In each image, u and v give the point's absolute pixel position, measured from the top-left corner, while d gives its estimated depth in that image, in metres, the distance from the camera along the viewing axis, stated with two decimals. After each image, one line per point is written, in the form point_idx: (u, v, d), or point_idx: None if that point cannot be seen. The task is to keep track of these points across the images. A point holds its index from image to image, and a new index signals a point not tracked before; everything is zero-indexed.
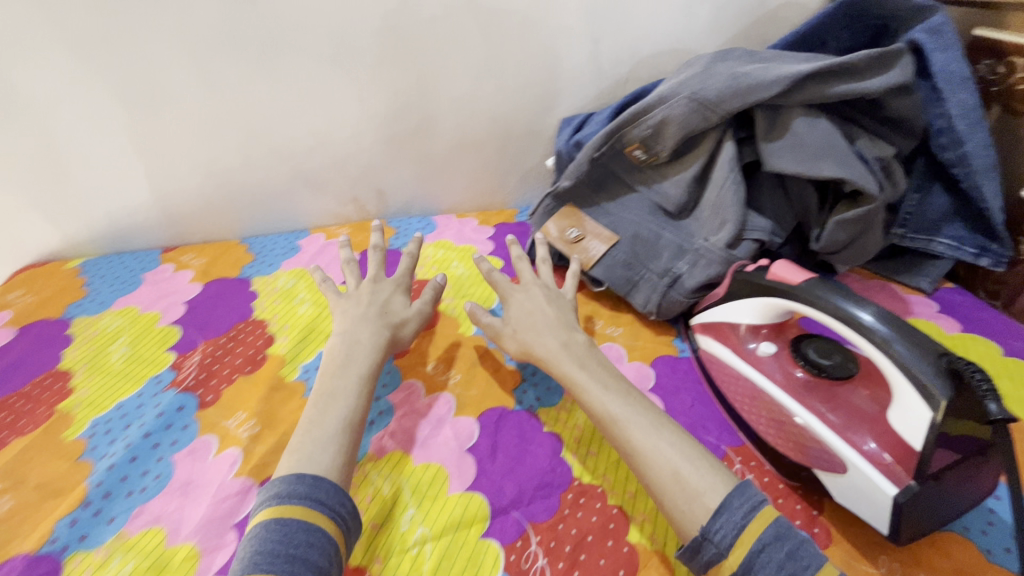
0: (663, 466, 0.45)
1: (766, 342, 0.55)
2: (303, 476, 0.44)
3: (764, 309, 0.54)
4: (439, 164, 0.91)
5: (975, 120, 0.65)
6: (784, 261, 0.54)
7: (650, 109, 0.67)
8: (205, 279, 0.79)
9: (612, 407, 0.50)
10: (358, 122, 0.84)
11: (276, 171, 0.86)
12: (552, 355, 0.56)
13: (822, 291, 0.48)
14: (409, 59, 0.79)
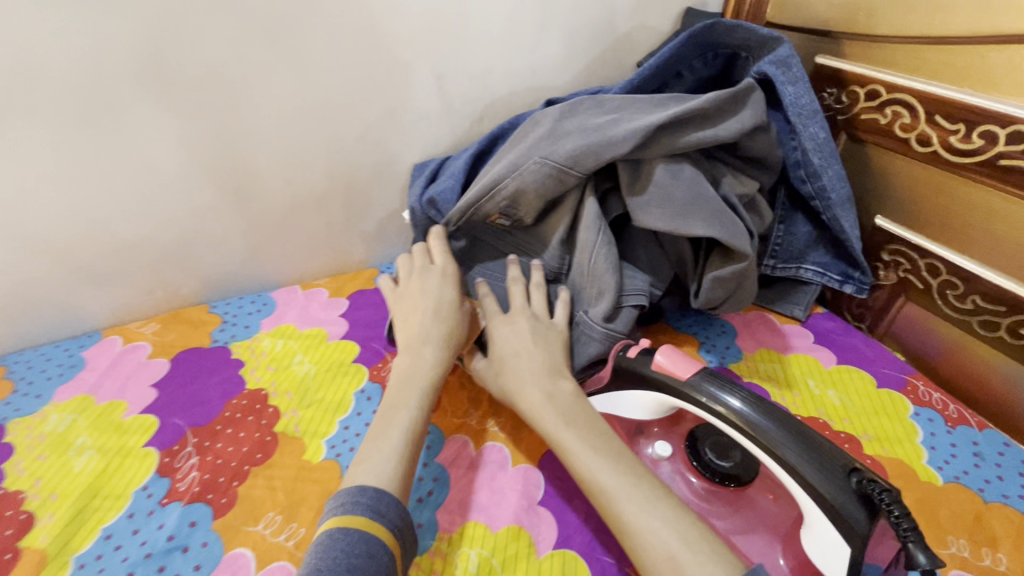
0: (659, 543, 0.38)
1: (661, 443, 0.49)
2: (366, 487, 0.41)
3: (655, 406, 0.49)
4: (270, 230, 0.75)
5: (828, 153, 0.64)
6: (668, 347, 0.47)
7: (502, 180, 0.59)
8: None
9: (603, 476, 0.43)
10: (147, 194, 0.65)
11: (34, 265, 0.65)
12: (537, 409, 0.49)
13: (714, 392, 0.43)
14: (200, 112, 0.62)
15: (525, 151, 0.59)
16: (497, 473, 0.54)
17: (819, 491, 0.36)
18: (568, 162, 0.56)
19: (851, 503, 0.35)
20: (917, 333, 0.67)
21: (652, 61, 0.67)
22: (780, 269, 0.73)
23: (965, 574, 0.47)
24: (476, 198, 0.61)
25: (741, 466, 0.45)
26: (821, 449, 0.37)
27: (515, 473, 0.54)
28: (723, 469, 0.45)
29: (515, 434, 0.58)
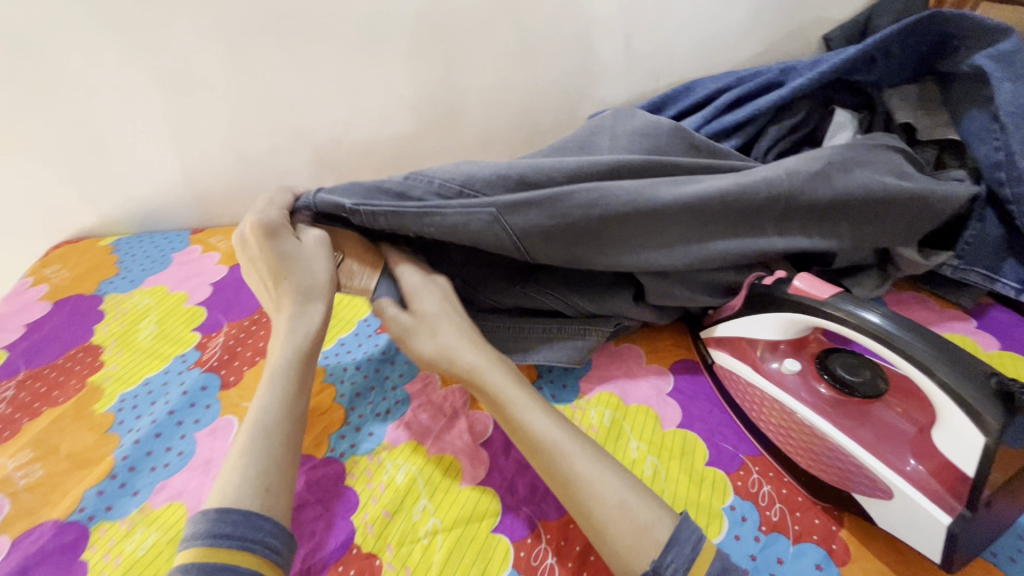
0: (608, 491, 0.41)
1: (789, 360, 0.54)
2: (208, 510, 0.38)
3: (785, 325, 0.53)
4: (464, 155, 0.90)
5: None
6: (807, 274, 0.52)
7: (447, 214, 0.54)
8: (231, 261, 0.80)
9: (551, 432, 0.45)
10: (387, 112, 0.83)
11: (302, 158, 0.85)
12: (481, 364, 0.50)
13: (853, 307, 0.47)
14: (440, 48, 0.78)
15: (488, 189, 0.55)
16: (633, 366, 0.63)
17: (958, 390, 0.40)
18: (533, 239, 0.55)
19: (991, 401, 0.39)
20: None
21: (861, 49, 0.64)
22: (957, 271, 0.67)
23: None
24: (410, 219, 0.55)
25: (868, 384, 0.50)
26: (960, 357, 0.41)
27: (650, 369, 0.62)
28: (850, 382, 0.50)
29: (651, 343, 0.66)
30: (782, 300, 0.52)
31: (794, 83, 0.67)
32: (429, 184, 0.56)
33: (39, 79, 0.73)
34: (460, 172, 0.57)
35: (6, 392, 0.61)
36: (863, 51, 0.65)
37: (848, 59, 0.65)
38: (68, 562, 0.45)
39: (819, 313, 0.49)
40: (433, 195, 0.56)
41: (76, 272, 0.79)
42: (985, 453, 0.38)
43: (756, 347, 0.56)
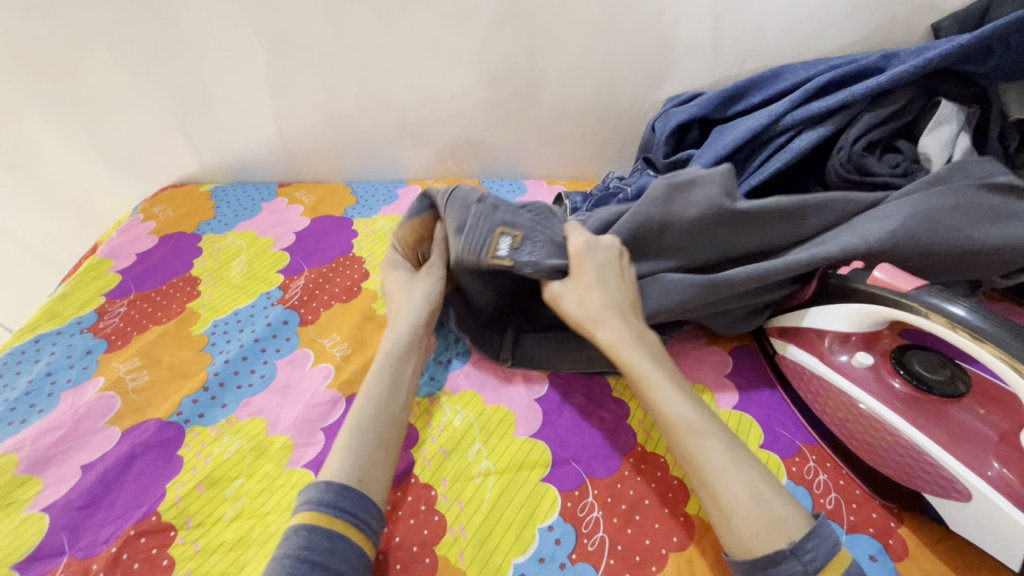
0: (739, 477, 0.41)
1: (862, 354, 0.50)
2: (332, 482, 0.41)
3: (858, 318, 0.50)
4: (537, 130, 0.92)
5: None
6: (888, 265, 0.48)
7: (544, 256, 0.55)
8: (313, 214, 0.86)
9: (687, 412, 0.45)
10: (468, 82, 0.85)
11: (384, 123, 0.90)
12: (623, 340, 0.49)
13: (948, 305, 0.44)
14: (525, 21, 0.79)
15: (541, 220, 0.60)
16: (692, 346, 0.62)
17: None
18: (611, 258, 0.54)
19: None
20: None
21: (975, 35, 0.59)
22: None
23: None
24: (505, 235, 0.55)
25: (947, 384, 0.48)
26: None
27: (710, 351, 0.61)
28: (926, 377, 0.49)
29: None
30: (860, 295, 0.49)
31: (893, 71, 0.63)
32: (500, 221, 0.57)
33: (164, 35, 0.80)
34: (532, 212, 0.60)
35: (119, 309, 0.68)
36: (976, 38, 0.60)
37: (958, 47, 0.60)
38: (167, 455, 0.51)
39: (904, 309, 0.46)
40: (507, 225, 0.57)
41: (179, 212, 0.87)
42: None
43: (826, 340, 0.53)
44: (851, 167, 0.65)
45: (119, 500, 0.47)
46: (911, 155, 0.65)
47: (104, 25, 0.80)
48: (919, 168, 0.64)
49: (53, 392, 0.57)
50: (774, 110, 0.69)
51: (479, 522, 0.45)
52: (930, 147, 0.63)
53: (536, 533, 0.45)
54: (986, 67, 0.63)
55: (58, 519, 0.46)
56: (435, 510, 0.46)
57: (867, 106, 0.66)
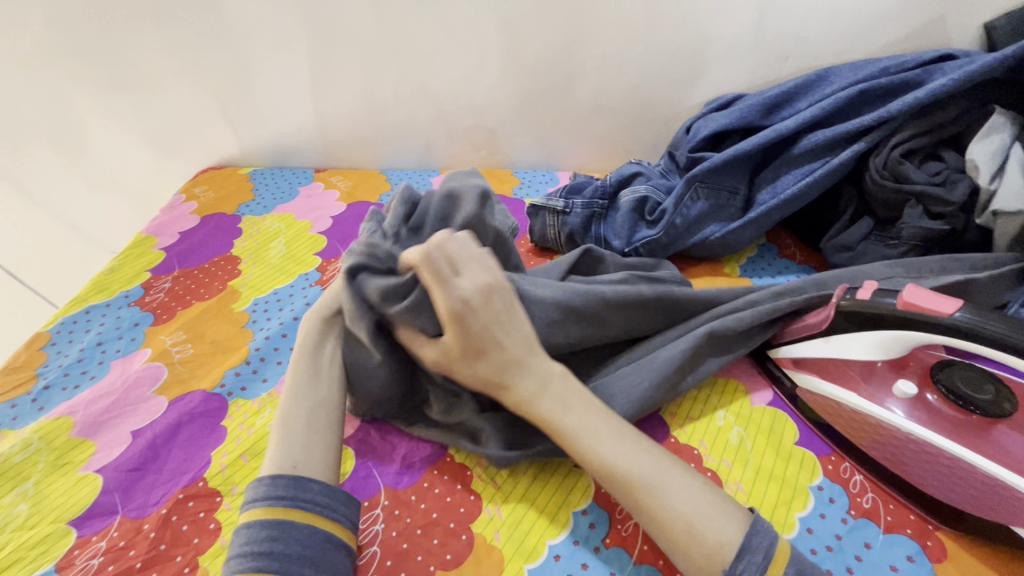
0: (675, 512, 0.37)
1: (904, 382, 0.48)
2: (263, 475, 0.40)
3: (887, 344, 0.48)
4: (572, 122, 0.92)
5: None
6: (915, 286, 0.46)
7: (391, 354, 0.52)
8: (349, 200, 0.88)
9: (613, 458, 0.39)
10: (506, 73, 0.86)
11: (421, 111, 0.91)
12: (534, 393, 0.42)
13: (987, 321, 0.43)
14: (566, 12, 0.79)
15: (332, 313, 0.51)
16: None
17: None
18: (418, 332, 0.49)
19: None
20: None
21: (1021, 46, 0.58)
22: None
23: None
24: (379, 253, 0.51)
25: (994, 402, 0.45)
26: None
27: None
28: (971, 397, 0.45)
29: None
30: (883, 321, 0.47)
31: (932, 84, 0.62)
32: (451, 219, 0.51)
33: (213, 21, 0.83)
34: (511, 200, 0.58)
35: (164, 284, 0.71)
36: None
37: (1005, 60, 0.59)
38: (212, 425, 0.52)
39: (946, 336, 0.44)
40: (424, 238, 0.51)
41: (219, 193, 0.90)
42: None
43: (847, 370, 0.51)
44: (887, 173, 0.64)
45: (168, 465, 0.49)
46: (956, 164, 0.63)
47: (155, 8, 0.82)
48: (963, 178, 0.62)
49: (104, 361, 0.60)
50: (807, 117, 0.68)
51: (514, 503, 0.46)
52: (978, 155, 0.61)
53: (570, 517, 0.45)
54: None
55: (111, 479, 0.48)
56: (470, 489, 0.47)
57: (909, 119, 0.65)
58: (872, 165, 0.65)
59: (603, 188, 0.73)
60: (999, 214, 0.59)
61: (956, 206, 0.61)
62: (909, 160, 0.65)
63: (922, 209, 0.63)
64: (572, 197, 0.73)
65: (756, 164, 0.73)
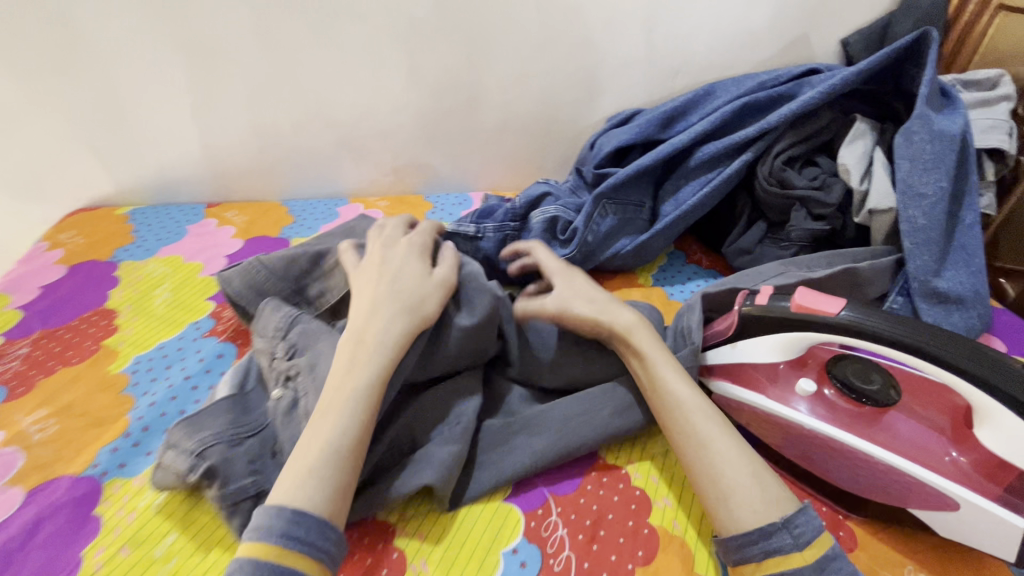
0: (740, 463, 0.43)
1: (805, 381, 0.50)
2: (284, 509, 0.37)
3: (786, 345, 0.51)
4: (481, 143, 0.91)
5: (936, 160, 0.60)
6: (805, 288, 0.49)
7: (241, 445, 0.45)
8: (246, 236, 0.81)
9: (691, 400, 0.46)
10: (409, 94, 0.83)
11: (321, 138, 0.86)
12: (633, 328, 0.51)
13: (869, 317, 0.45)
14: (463, 33, 0.78)
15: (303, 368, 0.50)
16: None
17: (995, 384, 0.40)
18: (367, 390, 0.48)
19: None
20: None
21: (873, 60, 0.64)
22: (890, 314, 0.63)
23: None
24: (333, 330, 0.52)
25: (883, 390, 0.49)
26: (987, 354, 0.41)
27: None
28: (862, 390, 0.49)
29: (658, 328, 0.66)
30: (780, 323, 0.50)
31: (803, 98, 0.68)
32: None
33: (70, 47, 0.74)
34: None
35: (20, 350, 0.61)
36: (876, 63, 0.65)
37: (861, 73, 0.65)
38: (82, 516, 0.45)
39: (835, 333, 0.47)
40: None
41: (91, 238, 0.79)
42: None
43: (753, 374, 0.52)
44: (773, 180, 0.69)
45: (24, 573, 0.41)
46: (830, 167, 0.68)
47: None
48: (837, 180, 0.67)
49: None
50: (698, 130, 0.72)
51: (441, 554, 0.44)
52: (847, 158, 0.66)
53: (500, 558, 0.43)
54: (887, 87, 0.69)
55: None
56: (393, 546, 0.44)
57: (787, 129, 0.70)
58: (760, 172, 0.69)
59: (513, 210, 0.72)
60: (875, 212, 0.64)
61: (833, 207, 0.66)
62: (791, 166, 0.70)
63: (806, 212, 0.68)
64: (483, 220, 0.72)
65: (658, 176, 0.76)
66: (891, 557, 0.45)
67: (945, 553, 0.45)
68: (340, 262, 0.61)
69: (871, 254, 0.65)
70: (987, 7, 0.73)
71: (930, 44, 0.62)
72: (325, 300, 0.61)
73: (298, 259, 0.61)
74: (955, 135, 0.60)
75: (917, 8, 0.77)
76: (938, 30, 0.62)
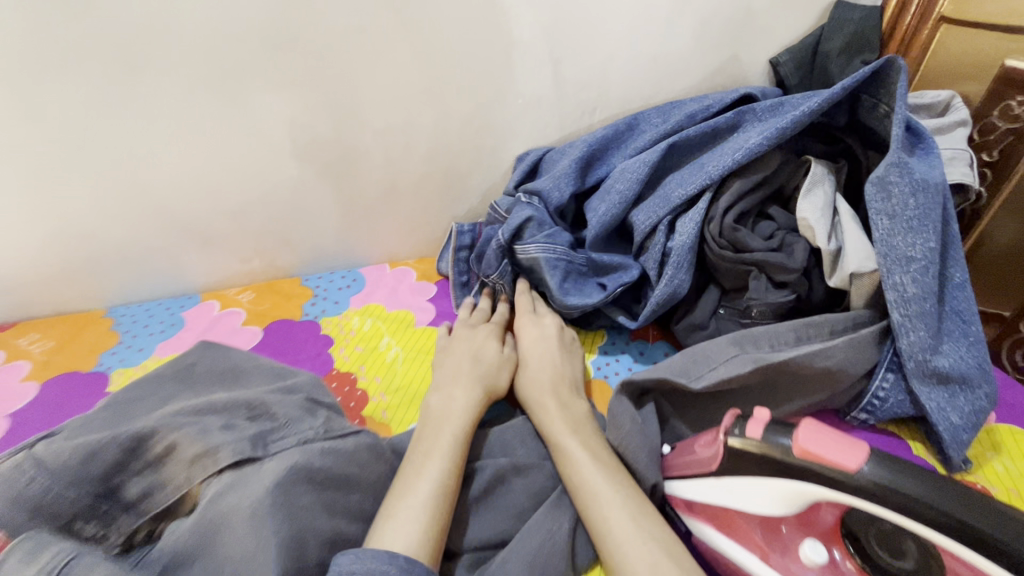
0: (640, 550, 0.38)
1: (813, 544, 0.39)
2: None
3: (791, 497, 0.37)
4: (366, 210, 0.73)
5: (920, 212, 0.49)
6: (812, 423, 0.36)
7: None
8: (46, 374, 0.60)
9: (595, 482, 0.44)
10: (259, 159, 0.64)
11: (147, 226, 0.65)
12: (550, 412, 0.51)
13: (898, 478, 0.33)
14: (317, 85, 0.61)
15: None
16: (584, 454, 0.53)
17: None
18: None
19: None
20: None
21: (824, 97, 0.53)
22: (880, 398, 0.53)
23: None
24: None
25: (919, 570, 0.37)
26: None
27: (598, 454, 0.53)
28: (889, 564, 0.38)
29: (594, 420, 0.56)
30: (779, 468, 0.37)
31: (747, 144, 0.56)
32: (260, 476, 0.40)
33: None
34: (302, 401, 0.49)
35: None
36: (826, 100, 0.53)
37: (811, 111, 0.54)
38: None
39: (851, 493, 0.34)
40: (236, 516, 0.37)
41: None
42: None
43: (745, 527, 0.40)
44: (725, 242, 0.56)
45: None
46: (787, 222, 0.57)
47: None
48: (798, 239, 0.55)
49: None
50: None
51: None
52: (808, 212, 0.54)
53: None
54: (839, 120, 0.58)
55: None
56: None
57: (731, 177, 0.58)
58: (708, 234, 0.57)
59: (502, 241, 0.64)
60: (855, 275, 0.52)
61: (799, 272, 0.54)
62: (743, 223, 0.57)
63: (767, 280, 0.56)
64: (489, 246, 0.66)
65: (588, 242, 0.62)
66: None
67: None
68: (174, 448, 0.43)
69: (851, 322, 0.54)
70: (926, 20, 0.64)
71: (899, 75, 0.51)
72: (151, 504, 0.43)
73: (106, 450, 0.42)
74: (938, 183, 0.49)
75: (849, 21, 0.68)
76: (904, 57, 0.51)
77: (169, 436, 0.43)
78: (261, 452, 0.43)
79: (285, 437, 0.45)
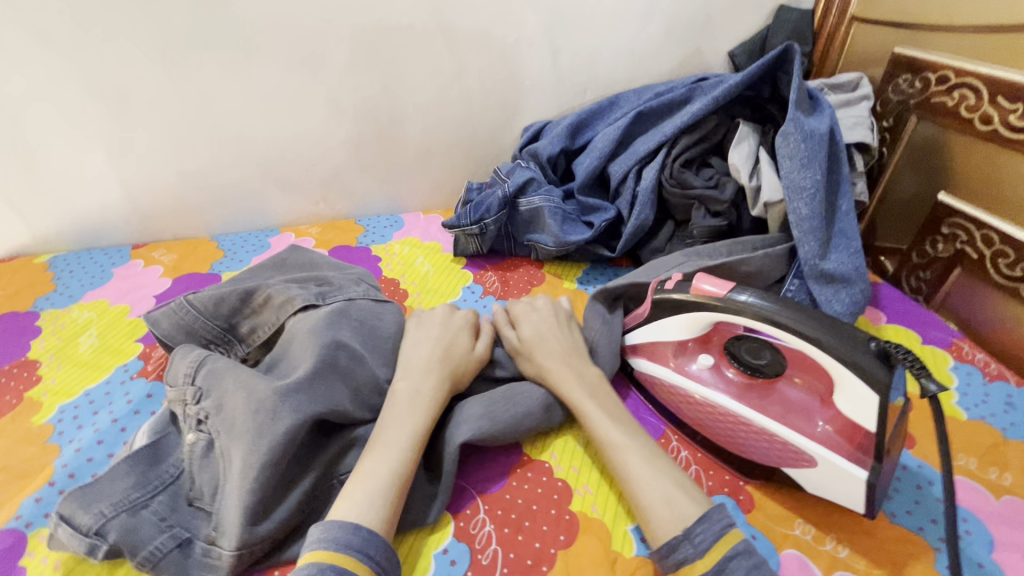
0: (656, 487, 0.46)
1: (703, 356, 0.57)
2: (359, 527, 0.42)
3: (692, 324, 0.56)
4: (407, 167, 0.94)
5: (808, 154, 0.67)
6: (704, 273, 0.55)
7: (146, 509, 0.45)
8: (175, 274, 0.81)
9: (615, 437, 0.51)
10: (330, 123, 0.86)
11: (245, 172, 0.87)
12: (567, 379, 0.57)
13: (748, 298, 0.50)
14: (377, 67, 0.82)
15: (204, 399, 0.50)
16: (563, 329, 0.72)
17: (848, 357, 0.45)
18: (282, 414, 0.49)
19: (876, 363, 0.44)
20: (972, 303, 0.71)
21: (746, 73, 0.72)
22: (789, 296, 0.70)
23: (969, 481, 0.54)
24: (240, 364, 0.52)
25: (771, 363, 0.55)
26: (846, 330, 0.46)
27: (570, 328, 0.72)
28: (753, 364, 0.55)
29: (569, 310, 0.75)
30: (684, 304, 0.55)
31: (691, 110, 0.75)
32: (318, 312, 0.59)
33: None
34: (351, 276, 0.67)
35: None
36: (749, 76, 0.72)
37: (738, 84, 0.72)
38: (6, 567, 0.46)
39: (722, 310, 0.52)
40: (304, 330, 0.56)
41: (9, 289, 0.78)
42: (881, 406, 0.44)
43: (664, 352, 0.59)
44: (675, 182, 0.76)
45: None
46: (722, 168, 0.76)
47: None
48: (729, 179, 0.74)
49: None
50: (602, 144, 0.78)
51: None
52: (735, 158, 0.72)
53: (432, 560, 0.48)
54: (765, 92, 0.76)
55: None
56: None
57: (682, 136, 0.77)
58: (663, 177, 0.76)
59: (504, 194, 0.80)
60: (769, 204, 0.70)
61: (728, 203, 0.73)
62: (689, 168, 0.77)
63: (705, 210, 0.75)
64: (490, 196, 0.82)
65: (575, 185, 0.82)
66: (783, 513, 0.50)
67: (842, 519, 0.50)
68: (269, 298, 0.62)
69: (767, 239, 0.72)
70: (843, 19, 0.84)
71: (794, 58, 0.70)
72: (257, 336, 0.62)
73: (227, 298, 0.62)
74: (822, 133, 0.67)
75: (788, 21, 0.88)
76: (798, 45, 0.70)
77: (265, 291, 0.63)
78: (320, 300, 0.61)
79: (337, 294, 0.62)
